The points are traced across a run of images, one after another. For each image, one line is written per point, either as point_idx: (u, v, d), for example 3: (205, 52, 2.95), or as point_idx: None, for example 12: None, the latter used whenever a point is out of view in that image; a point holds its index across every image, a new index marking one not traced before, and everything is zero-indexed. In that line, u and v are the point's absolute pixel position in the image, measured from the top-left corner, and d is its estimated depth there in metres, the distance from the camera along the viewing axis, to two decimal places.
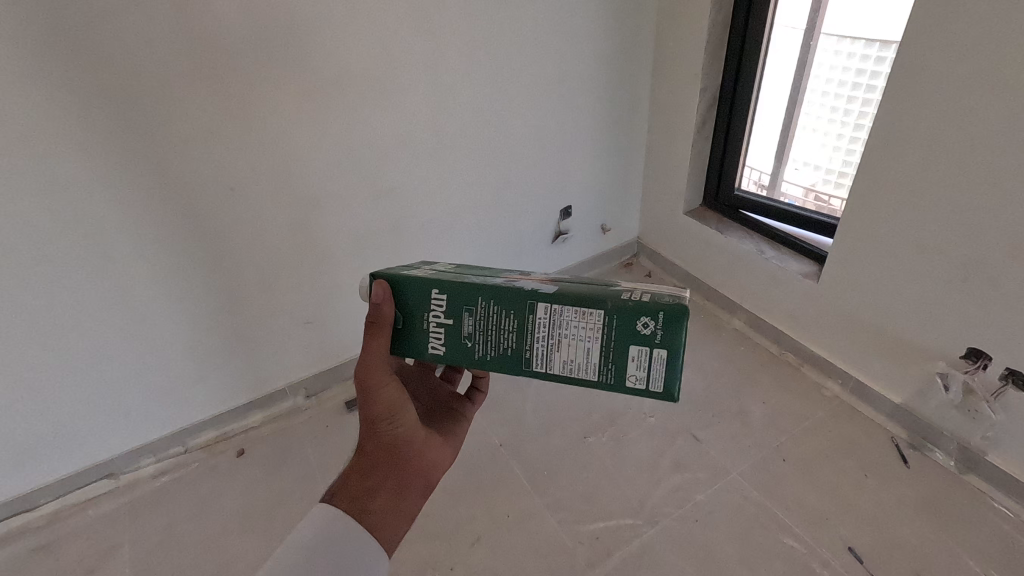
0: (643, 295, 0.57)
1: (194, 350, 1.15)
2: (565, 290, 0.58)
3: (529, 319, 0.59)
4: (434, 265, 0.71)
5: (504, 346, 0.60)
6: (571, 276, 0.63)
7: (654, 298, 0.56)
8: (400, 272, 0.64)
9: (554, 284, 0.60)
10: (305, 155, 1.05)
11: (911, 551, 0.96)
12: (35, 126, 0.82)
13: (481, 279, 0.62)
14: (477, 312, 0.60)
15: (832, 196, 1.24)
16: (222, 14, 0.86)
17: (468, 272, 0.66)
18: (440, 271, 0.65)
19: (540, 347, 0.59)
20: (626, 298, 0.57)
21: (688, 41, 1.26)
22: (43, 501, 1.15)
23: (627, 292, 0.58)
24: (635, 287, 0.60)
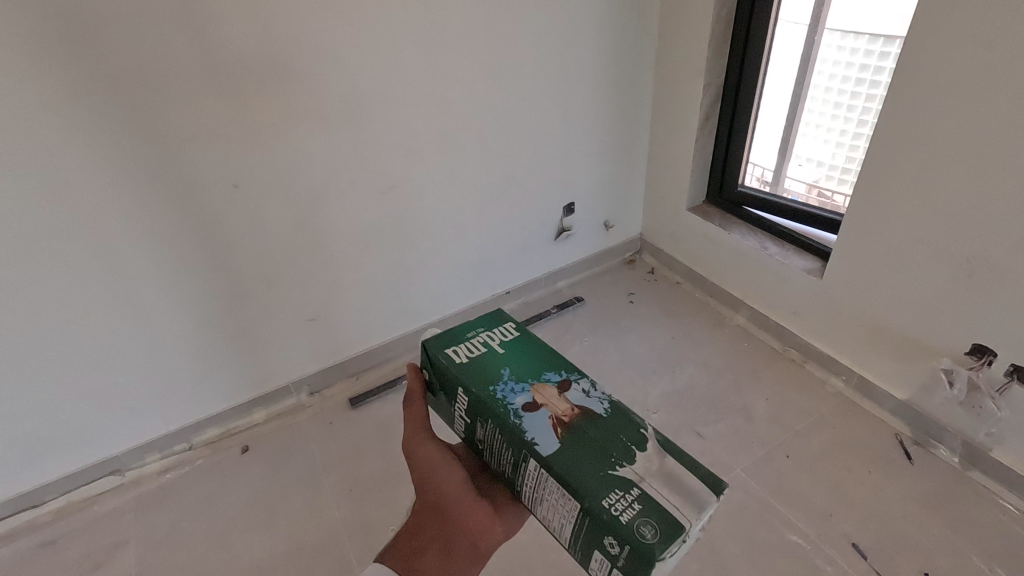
0: (630, 510, 0.47)
1: (197, 347, 1.15)
2: (563, 458, 0.51)
3: (523, 467, 0.53)
4: (504, 338, 0.63)
5: (501, 468, 0.57)
6: (594, 427, 0.53)
7: (642, 528, 0.46)
8: (442, 346, 0.61)
9: (559, 440, 0.52)
10: (309, 152, 1.04)
11: (914, 548, 0.97)
12: (35, 123, 0.82)
13: (500, 392, 0.56)
14: (486, 429, 0.56)
15: (836, 192, 1.25)
16: (225, 9, 0.86)
17: (513, 374, 0.58)
18: (481, 354, 0.60)
19: (529, 493, 0.54)
20: (611, 509, 0.47)
21: (692, 36, 1.25)
22: (46, 499, 1.15)
23: (617, 496, 0.48)
24: (641, 483, 0.49)
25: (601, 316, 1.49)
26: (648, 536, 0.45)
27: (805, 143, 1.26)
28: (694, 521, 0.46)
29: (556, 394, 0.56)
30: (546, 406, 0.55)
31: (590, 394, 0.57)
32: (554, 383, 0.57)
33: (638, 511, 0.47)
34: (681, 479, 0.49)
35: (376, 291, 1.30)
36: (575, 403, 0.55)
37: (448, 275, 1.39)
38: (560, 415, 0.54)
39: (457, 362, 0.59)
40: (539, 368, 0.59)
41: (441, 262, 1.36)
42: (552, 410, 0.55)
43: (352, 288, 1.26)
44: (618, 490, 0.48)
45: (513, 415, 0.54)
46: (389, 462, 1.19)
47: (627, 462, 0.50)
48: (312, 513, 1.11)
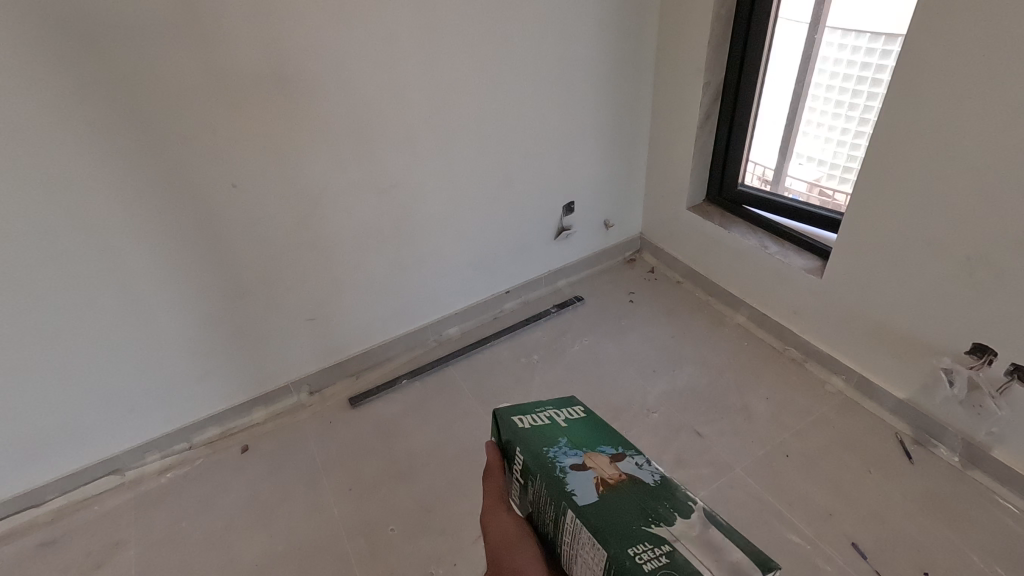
0: (653, 564, 0.45)
1: (197, 347, 1.15)
2: (596, 510, 0.50)
3: (561, 519, 0.52)
4: (569, 417, 0.63)
5: (547, 531, 0.55)
6: (637, 490, 0.52)
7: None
8: (512, 414, 0.62)
9: (598, 494, 0.51)
10: (307, 153, 1.04)
11: (914, 548, 0.96)
12: (35, 124, 0.82)
13: (553, 454, 0.56)
14: (534, 487, 0.56)
15: (837, 191, 1.24)
16: (223, 11, 0.86)
17: (568, 443, 0.57)
18: (545, 425, 0.61)
19: (566, 549, 0.53)
20: (635, 559, 0.46)
21: (691, 35, 1.25)
22: (47, 498, 1.15)
23: (642, 549, 0.46)
24: (672, 543, 0.47)
25: (600, 316, 1.49)
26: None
27: (806, 142, 1.25)
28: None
29: (607, 461, 0.55)
30: (594, 468, 0.54)
31: (643, 466, 0.55)
32: (607, 453, 0.56)
33: (663, 565, 0.45)
34: (720, 548, 0.46)
35: (376, 291, 1.31)
36: (625, 471, 0.54)
37: (448, 275, 1.39)
38: (606, 477, 0.53)
39: (520, 428, 0.60)
40: (597, 440, 0.58)
41: (441, 262, 1.36)
42: (599, 472, 0.54)
43: (351, 288, 1.26)
44: (647, 544, 0.46)
45: (559, 469, 0.54)
46: (388, 462, 1.19)
47: (663, 523, 0.48)
48: (311, 513, 1.11)
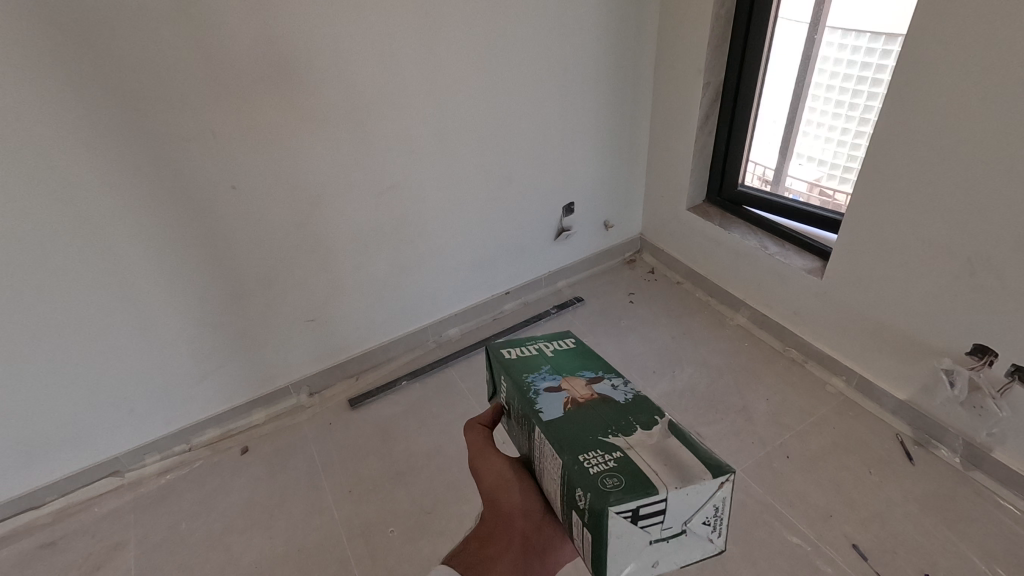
0: (600, 465, 0.47)
1: (196, 348, 1.15)
2: (558, 423, 0.52)
3: (531, 435, 0.55)
4: (558, 347, 0.64)
5: (525, 450, 0.59)
6: (603, 408, 0.54)
7: (607, 480, 0.46)
8: (501, 344, 0.65)
9: (563, 410, 0.54)
10: (306, 155, 1.04)
11: (915, 549, 0.96)
12: (34, 126, 0.82)
13: (531, 379, 0.58)
14: (514, 409, 0.59)
15: (838, 191, 1.23)
16: (221, 13, 0.86)
17: (548, 368, 0.60)
18: (531, 354, 0.63)
19: (536, 463, 0.56)
20: (585, 462, 0.48)
21: (691, 36, 1.24)
22: (47, 499, 1.15)
23: (593, 454, 0.48)
24: (624, 451, 0.49)
25: (600, 316, 1.49)
26: (610, 487, 0.45)
27: (806, 142, 1.25)
28: (670, 486, 0.45)
29: (582, 383, 0.57)
30: (567, 390, 0.56)
31: (617, 387, 0.57)
32: (585, 377, 0.58)
33: (613, 467, 0.47)
34: (674, 456, 0.48)
35: (375, 292, 1.30)
36: (598, 392, 0.56)
37: (447, 276, 1.39)
38: (578, 398, 0.55)
39: (506, 355, 0.63)
40: (578, 366, 0.60)
41: (440, 263, 1.36)
42: (572, 393, 0.56)
43: (351, 289, 1.26)
44: (600, 451, 0.49)
45: (533, 390, 0.57)
46: (388, 463, 1.19)
47: (621, 434, 0.51)
48: (311, 515, 1.11)
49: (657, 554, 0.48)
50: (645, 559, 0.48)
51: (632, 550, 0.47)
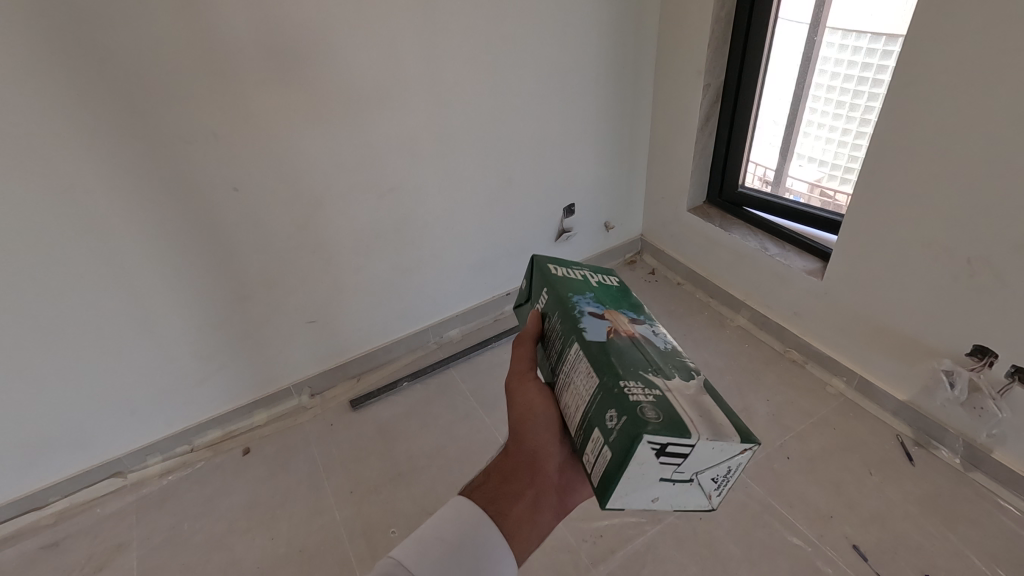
0: (641, 396, 0.49)
1: (198, 349, 1.15)
2: (602, 347, 0.54)
3: (566, 351, 0.58)
4: (603, 278, 0.66)
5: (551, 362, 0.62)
6: (645, 346, 0.56)
7: (646, 410, 0.47)
8: (550, 262, 0.67)
9: (609, 336, 0.56)
10: (307, 157, 1.05)
11: (915, 549, 0.96)
12: (38, 130, 0.82)
13: (577, 299, 0.60)
14: (552, 323, 0.61)
15: (838, 191, 1.23)
16: (222, 16, 0.86)
17: (594, 293, 0.62)
18: (577, 277, 0.65)
19: (562, 377, 0.59)
20: (626, 389, 0.49)
21: (690, 38, 1.25)
22: (51, 500, 1.16)
23: (635, 385, 0.50)
24: (663, 390, 0.50)
25: None
26: (649, 418, 0.46)
27: (807, 143, 1.25)
28: (702, 435, 0.46)
29: (627, 319, 0.59)
30: (611, 319, 0.58)
31: (658, 334, 0.59)
32: (629, 315, 0.59)
33: (653, 400, 0.48)
34: (708, 409, 0.49)
35: (376, 293, 1.31)
36: (639, 330, 0.58)
37: (448, 276, 1.39)
38: (621, 329, 0.57)
39: (554, 273, 0.65)
40: (624, 302, 0.62)
41: (441, 263, 1.36)
42: (615, 324, 0.58)
43: (352, 290, 1.26)
44: (641, 384, 0.50)
45: (580, 310, 0.59)
46: (389, 464, 1.19)
47: (662, 376, 0.52)
48: (312, 515, 1.11)
49: (660, 491, 0.50)
50: (648, 493, 0.50)
51: (644, 481, 0.49)
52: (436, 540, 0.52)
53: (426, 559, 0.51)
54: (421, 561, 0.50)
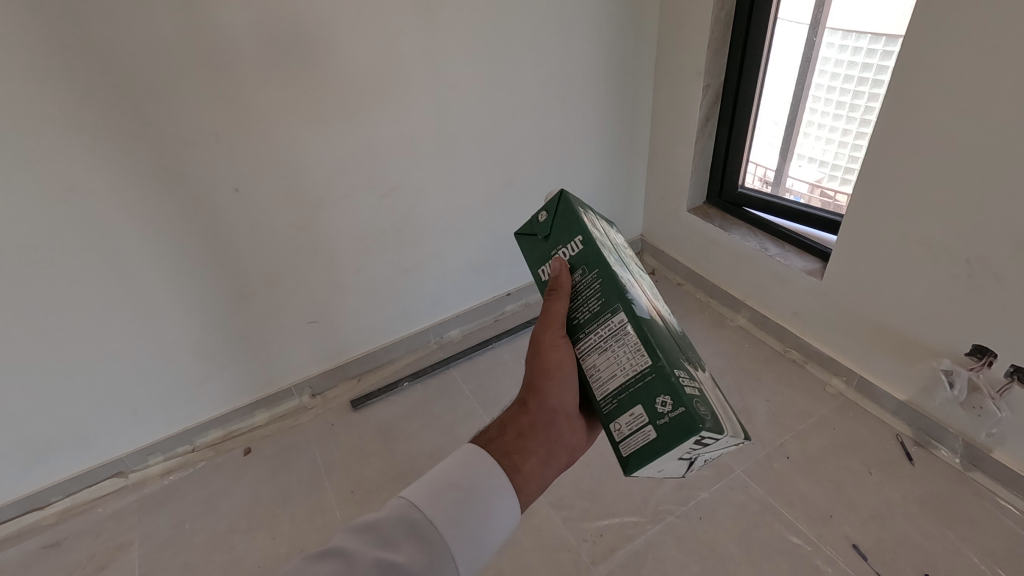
0: (692, 386, 0.51)
1: (200, 349, 1.16)
2: (651, 325, 0.53)
3: (604, 316, 0.55)
4: (614, 237, 0.65)
5: (575, 316, 0.58)
6: (670, 328, 0.58)
7: (699, 404, 0.49)
8: (578, 203, 0.60)
9: (649, 313, 0.55)
10: (308, 158, 1.05)
11: (915, 549, 0.97)
12: (40, 132, 0.83)
13: (615, 262, 0.57)
14: (585, 278, 0.57)
15: (838, 191, 1.23)
16: (222, 17, 0.86)
17: (620, 255, 0.60)
18: (601, 230, 0.61)
19: (591, 340, 0.56)
20: (681, 378, 0.50)
21: (690, 39, 1.25)
22: (53, 500, 1.16)
23: (684, 373, 0.52)
24: (697, 380, 0.53)
25: None
26: (704, 413, 0.49)
27: (807, 143, 1.25)
28: (731, 432, 0.51)
29: (647, 295, 0.60)
30: (641, 294, 0.58)
31: (667, 317, 0.62)
32: (644, 288, 0.61)
33: (698, 394, 0.51)
34: (723, 407, 0.55)
35: (377, 294, 1.31)
36: (657, 311, 0.60)
37: (449, 277, 1.40)
38: (650, 307, 0.58)
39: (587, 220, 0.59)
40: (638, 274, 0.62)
41: (441, 263, 1.36)
42: (646, 300, 0.58)
43: (352, 290, 1.27)
44: (687, 373, 0.52)
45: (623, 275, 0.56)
46: (390, 464, 1.20)
47: (692, 365, 0.55)
48: (314, 515, 1.12)
49: (665, 466, 0.53)
50: (656, 467, 0.53)
51: (667, 461, 0.51)
52: (447, 484, 0.52)
53: (436, 502, 0.51)
54: (431, 504, 0.51)
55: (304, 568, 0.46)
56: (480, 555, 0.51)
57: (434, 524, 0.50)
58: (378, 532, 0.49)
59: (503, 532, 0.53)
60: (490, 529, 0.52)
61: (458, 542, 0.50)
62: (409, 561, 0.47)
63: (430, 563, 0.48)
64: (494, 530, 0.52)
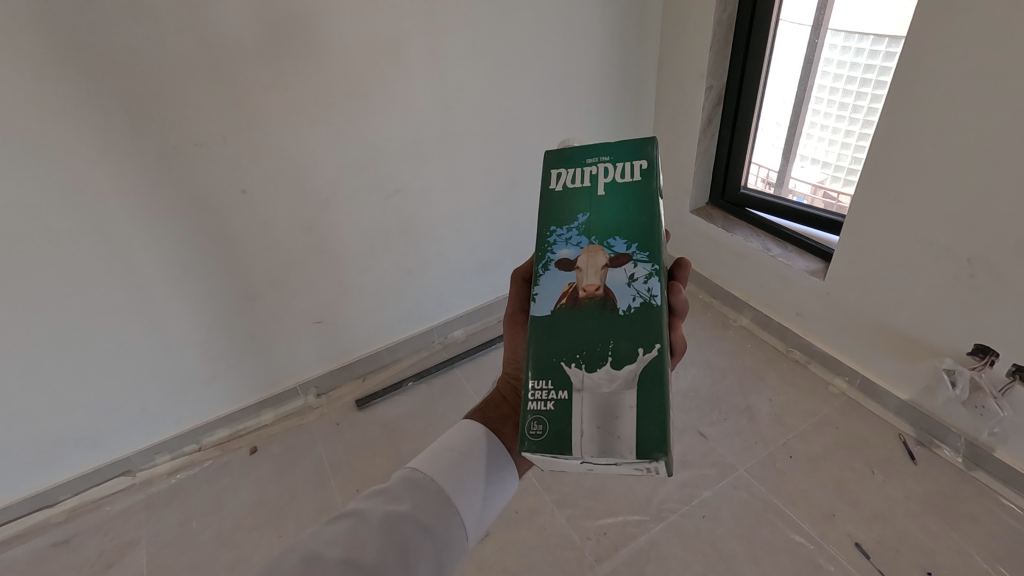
0: (541, 402, 0.55)
1: (207, 349, 1.17)
2: (541, 323, 0.58)
3: None
4: (617, 181, 0.63)
5: None
6: (598, 314, 0.57)
7: (535, 424, 0.55)
8: (557, 167, 0.65)
9: (558, 305, 0.58)
10: (315, 158, 1.06)
11: (918, 547, 0.97)
12: (53, 135, 0.84)
13: (555, 237, 0.61)
14: None
15: (841, 192, 1.23)
16: (230, 20, 0.88)
17: (584, 220, 0.61)
18: (581, 187, 0.63)
19: None
20: (530, 394, 0.56)
21: (692, 41, 1.26)
22: (62, 497, 1.17)
23: (544, 386, 0.56)
24: (572, 391, 0.55)
25: None
26: (531, 433, 0.54)
27: (809, 144, 1.26)
28: (586, 452, 0.52)
29: (598, 267, 0.58)
30: (579, 270, 0.59)
31: (632, 284, 0.57)
32: (609, 254, 0.58)
33: (547, 410, 0.55)
34: (612, 416, 0.53)
35: (382, 293, 1.32)
36: (607, 284, 0.57)
37: (453, 277, 1.41)
38: (582, 286, 0.58)
39: (553, 186, 0.64)
40: (613, 231, 0.60)
41: (446, 263, 1.37)
42: (579, 280, 0.58)
43: (358, 290, 1.28)
44: (551, 385, 0.55)
45: (546, 260, 0.60)
46: (395, 462, 1.20)
47: (583, 368, 0.55)
48: (319, 512, 1.13)
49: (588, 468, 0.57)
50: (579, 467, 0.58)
51: (561, 465, 0.57)
52: (444, 448, 0.57)
53: (437, 463, 0.55)
54: (433, 465, 0.55)
55: (322, 529, 0.49)
56: (484, 506, 0.54)
57: (437, 480, 0.54)
58: (387, 492, 0.52)
59: (505, 486, 0.57)
60: (490, 482, 0.56)
61: (461, 494, 0.53)
62: (418, 511, 0.51)
63: (438, 514, 0.51)
64: (495, 484, 0.56)
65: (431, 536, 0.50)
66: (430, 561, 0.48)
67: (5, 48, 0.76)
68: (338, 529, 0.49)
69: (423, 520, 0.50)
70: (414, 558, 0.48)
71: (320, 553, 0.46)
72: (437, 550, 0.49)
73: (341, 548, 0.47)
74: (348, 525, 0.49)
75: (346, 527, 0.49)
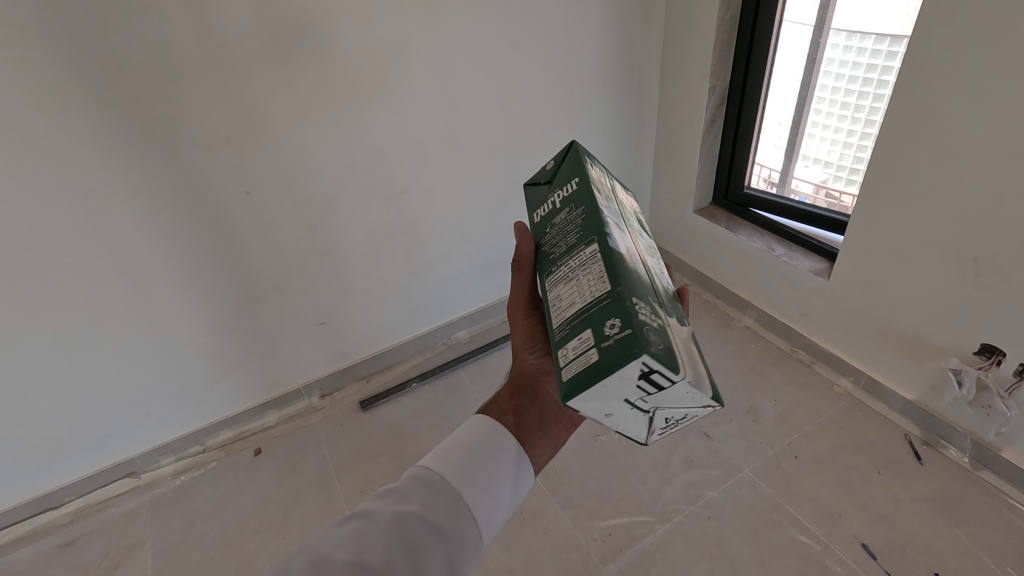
0: (648, 317, 0.45)
1: (211, 350, 1.17)
2: (621, 256, 0.51)
3: (578, 246, 0.54)
4: (625, 201, 0.68)
5: (554, 248, 0.58)
6: (654, 278, 0.54)
7: (650, 333, 0.43)
8: (587, 158, 0.65)
9: (629, 252, 0.53)
10: (318, 159, 1.06)
11: (925, 547, 0.97)
12: (57, 138, 0.84)
13: (606, 206, 0.58)
14: (569, 215, 0.59)
15: (844, 192, 1.23)
16: (234, 22, 0.88)
17: (618, 210, 0.61)
18: (606, 184, 0.65)
19: (562, 270, 0.55)
20: (637, 306, 0.45)
21: (695, 40, 1.26)
22: (67, 499, 1.18)
23: (644, 305, 0.46)
24: (666, 320, 0.47)
25: None
26: (653, 340, 0.43)
27: (811, 144, 1.25)
28: (692, 378, 0.43)
29: (642, 248, 0.58)
30: (632, 239, 0.57)
31: (662, 277, 0.58)
32: (643, 245, 0.60)
33: (656, 326, 0.45)
34: (694, 356, 0.47)
35: (386, 294, 1.32)
36: (650, 264, 0.57)
37: (456, 278, 1.41)
38: (639, 252, 0.56)
39: (589, 168, 0.63)
40: (638, 233, 0.62)
41: (449, 264, 1.37)
42: (634, 247, 0.56)
43: (362, 290, 1.28)
44: (649, 308, 0.47)
45: (607, 213, 0.56)
46: (399, 463, 1.20)
47: (666, 310, 0.49)
48: (324, 513, 1.12)
49: (613, 412, 0.47)
50: (601, 410, 0.47)
51: (610, 398, 0.45)
52: (456, 445, 0.57)
53: (448, 461, 0.55)
54: (444, 463, 0.55)
55: (332, 531, 0.49)
56: (496, 504, 0.54)
57: (448, 478, 0.53)
58: (396, 492, 0.52)
59: (518, 483, 0.57)
60: (503, 480, 0.55)
61: (473, 493, 0.53)
62: (428, 511, 0.51)
63: (448, 514, 0.51)
64: (508, 481, 0.56)
65: (441, 536, 0.50)
66: (441, 562, 0.48)
67: (8, 51, 0.77)
68: (347, 531, 0.49)
69: (432, 520, 0.50)
70: (424, 560, 0.48)
71: (326, 555, 0.46)
72: (448, 551, 0.49)
73: (349, 550, 0.47)
74: (357, 527, 0.49)
75: (356, 528, 0.49)
